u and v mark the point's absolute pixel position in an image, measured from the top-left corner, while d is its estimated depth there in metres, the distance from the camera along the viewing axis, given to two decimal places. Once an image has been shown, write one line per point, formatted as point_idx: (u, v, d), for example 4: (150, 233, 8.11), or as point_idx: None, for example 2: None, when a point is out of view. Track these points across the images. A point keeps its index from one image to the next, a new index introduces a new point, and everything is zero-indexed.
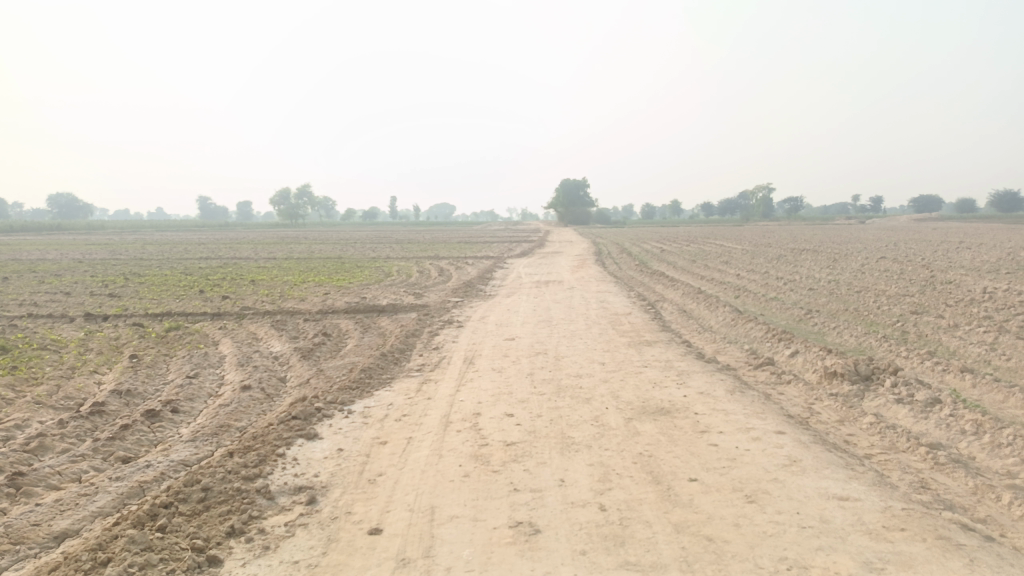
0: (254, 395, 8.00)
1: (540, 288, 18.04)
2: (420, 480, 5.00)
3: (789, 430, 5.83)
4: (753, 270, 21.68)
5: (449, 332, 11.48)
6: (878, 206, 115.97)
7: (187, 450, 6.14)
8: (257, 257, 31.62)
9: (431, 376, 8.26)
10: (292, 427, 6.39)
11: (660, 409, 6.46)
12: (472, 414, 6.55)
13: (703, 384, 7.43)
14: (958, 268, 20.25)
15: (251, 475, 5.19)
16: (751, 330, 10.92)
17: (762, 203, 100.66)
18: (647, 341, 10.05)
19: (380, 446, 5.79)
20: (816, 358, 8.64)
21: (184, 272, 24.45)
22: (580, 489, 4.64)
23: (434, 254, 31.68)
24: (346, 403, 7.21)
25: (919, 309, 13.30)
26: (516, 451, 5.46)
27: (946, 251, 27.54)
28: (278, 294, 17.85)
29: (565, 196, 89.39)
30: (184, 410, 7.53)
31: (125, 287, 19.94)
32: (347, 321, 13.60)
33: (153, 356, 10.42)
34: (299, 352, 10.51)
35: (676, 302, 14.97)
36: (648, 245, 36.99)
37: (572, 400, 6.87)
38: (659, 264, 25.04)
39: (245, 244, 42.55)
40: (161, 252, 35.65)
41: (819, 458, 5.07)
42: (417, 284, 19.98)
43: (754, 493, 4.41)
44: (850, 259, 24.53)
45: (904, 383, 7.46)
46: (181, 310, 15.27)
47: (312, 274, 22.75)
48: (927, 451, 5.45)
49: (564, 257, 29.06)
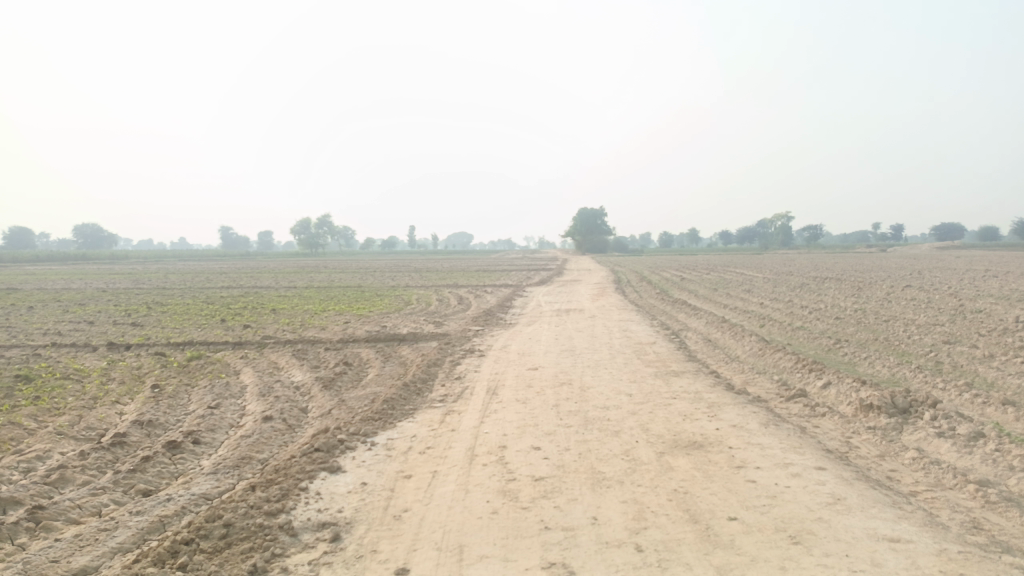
0: (276, 426, 7.89)
1: (561, 317, 17.85)
2: (447, 516, 4.84)
3: (828, 465, 5.61)
4: (776, 299, 21.39)
5: (471, 361, 11.34)
6: (899, 234, 114.83)
7: (208, 483, 6.02)
8: (277, 286, 31.69)
9: (454, 407, 8.10)
10: (314, 459, 6.26)
11: (692, 442, 6.25)
12: (498, 447, 6.38)
13: (736, 416, 7.20)
14: (987, 297, 19.86)
15: (274, 510, 5.05)
16: (780, 360, 10.67)
17: (781, 233, 100.10)
18: (674, 371, 9.84)
19: (405, 480, 5.64)
20: (850, 389, 8.39)
21: (205, 301, 24.58)
22: (614, 529, 4.45)
23: (453, 283, 31.67)
24: (369, 434, 7.07)
25: (951, 339, 12.97)
26: (545, 486, 5.29)
27: (973, 279, 27.03)
28: (299, 323, 17.83)
29: (583, 224, 89.47)
30: (205, 441, 7.42)
31: (148, 316, 20.03)
32: (368, 350, 13.51)
33: (174, 386, 10.36)
34: (320, 382, 10.40)
35: (700, 331, 14.74)
36: (668, 274, 36.74)
37: (600, 433, 6.68)
38: (680, 292, 24.80)
39: (266, 274, 42.87)
40: (184, 281, 35.95)
41: (864, 496, 4.84)
42: (437, 312, 19.88)
43: (799, 534, 4.20)
44: (875, 287, 24.16)
45: (944, 416, 7.18)
46: (203, 339, 15.26)
47: (333, 303, 22.77)
48: (976, 488, 5.20)
49: (584, 286, 28.88)
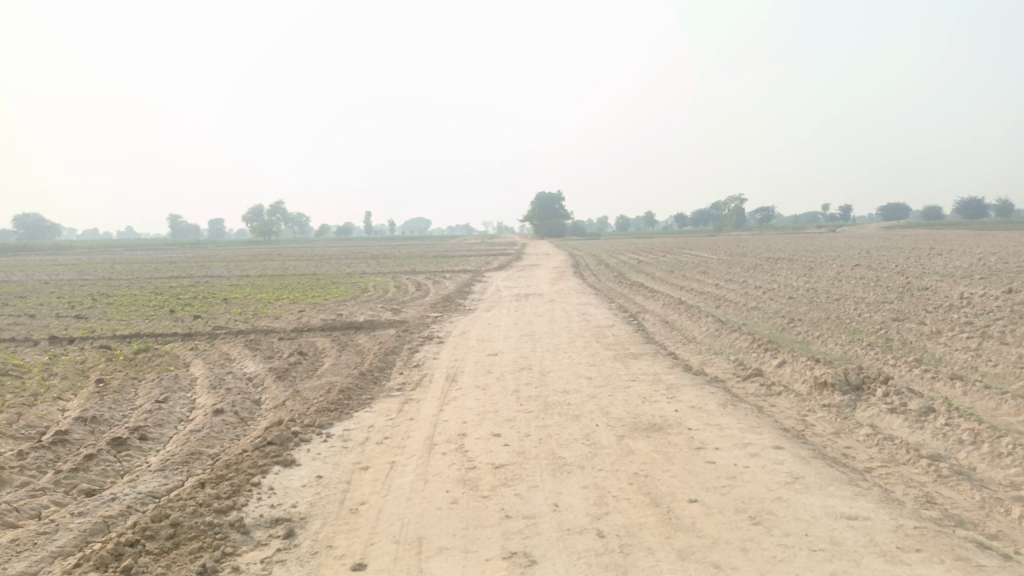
0: (227, 419, 7.65)
1: (520, 302, 17.77)
2: (405, 508, 4.72)
3: (786, 444, 5.65)
4: (731, 280, 21.69)
5: (429, 348, 11.19)
6: (847, 215, 117.66)
7: (156, 481, 5.79)
8: (230, 275, 31.03)
9: (412, 395, 7.96)
10: (267, 453, 6.06)
11: (652, 425, 6.24)
12: (457, 435, 6.28)
13: (694, 398, 7.22)
14: (932, 274, 20.45)
15: (225, 508, 4.87)
16: (736, 340, 10.78)
17: (734, 214, 101.71)
18: (632, 354, 9.86)
19: (362, 472, 5.50)
20: (805, 368, 8.51)
21: (154, 292, 23.84)
22: (576, 515, 4.39)
23: (410, 269, 31.34)
24: (324, 426, 6.89)
25: (900, 316, 13.29)
26: (505, 474, 5.21)
27: (919, 257, 27.83)
28: (251, 312, 17.42)
29: (541, 208, 89.54)
30: (152, 437, 7.15)
31: (92, 308, 19.33)
32: (324, 339, 13.25)
33: (120, 381, 9.98)
34: (273, 372, 10.14)
35: (657, 313, 14.83)
36: (625, 257, 37.04)
37: (560, 418, 6.62)
38: (637, 275, 24.93)
39: (218, 262, 41.85)
40: (131, 272, 34.79)
41: (822, 474, 4.88)
42: (394, 299, 19.64)
43: (759, 515, 4.20)
44: (826, 267, 24.68)
45: (896, 392, 7.33)
46: (151, 331, 14.77)
47: (286, 292, 22.31)
48: (929, 462, 5.30)
49: (543, 270, 28.91)
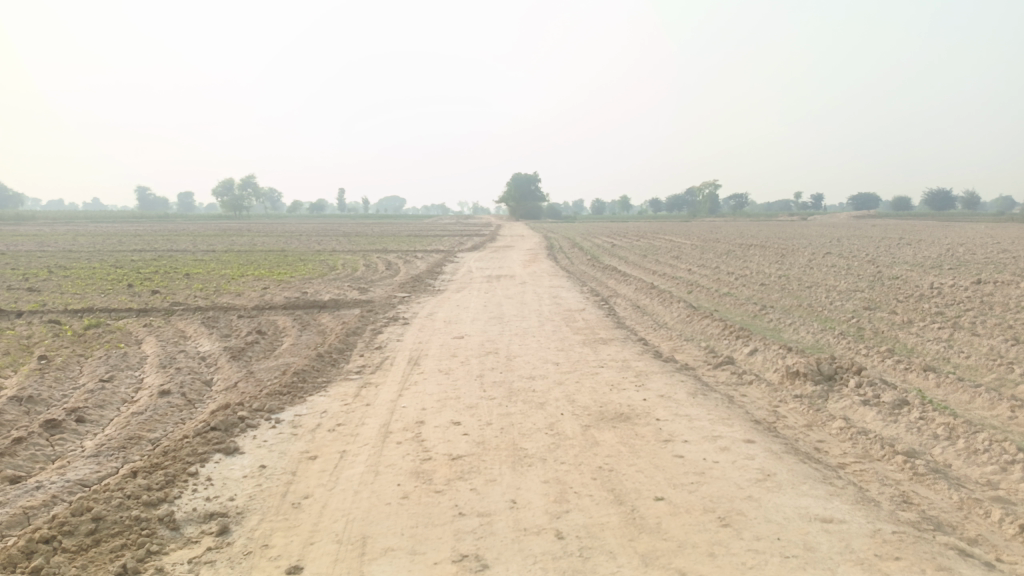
0: (173, 401, 7.23)
1: (491, 283, 17.43)
2: (351, 504, 4.38)
3: (758, 438, 5.39)
4: (704, 266, 21.56)
5: (393, 330, 10.81)
6: (819, 203, 118.74)
7: (87, 468, 5.38)
8: (195, 249, 30.30)
9: (371, 379, 7.59)
10: (208, 441, 5.68)
11: (619, 415, 5.96)
12: (414, 423, 5.94)
13: (663, 386, 6.96)
14: (903, 264, 20.49)
15: (155, 500, 4.49)
16: (707, 327, 10.55)
17: (708, 199, 102.16)
18: (602, 339, 9.58)
19: (309, 462, 5.14)
20: (776, 356, 8.30)
21: (114, 265, 23.10)
22: (534, 513, 4.09)
23: (381, 248, 30.68)
24: (274, 411, 6.52)
25: (871, 305, 13.20)
26: (462, 466, 4.89)
27: (890, 246, 27.98)
28: (213, 288, 16.85)
29: (516, 189, 89.06)
30: (90, 420, 6.70)
31: (47, 281, 18.58)
32: (285, 317, 12.79)
33: (65, 358, 9.46)
34: (228, 352, 9.71)
35: (629, 298, 14.59)
36: (599, 240, 36.77)
37: (524, 405, 6.31)
38: (610, 259, 24.75)
39: (184, 237, 40.73)
40: (93, 244, 33.79)
41: (794, 471, 4.63)
42: (363, 278, 19.16)
43: (728, 515, 3.94)
44: (798, 254, 24.65)
45: (869, 383, 7.13)
46: (104, 306, 14.18)
47: (252, 268, 21.71)
48: (904, 459, 5.09)
49: (516, 252, 28.56)
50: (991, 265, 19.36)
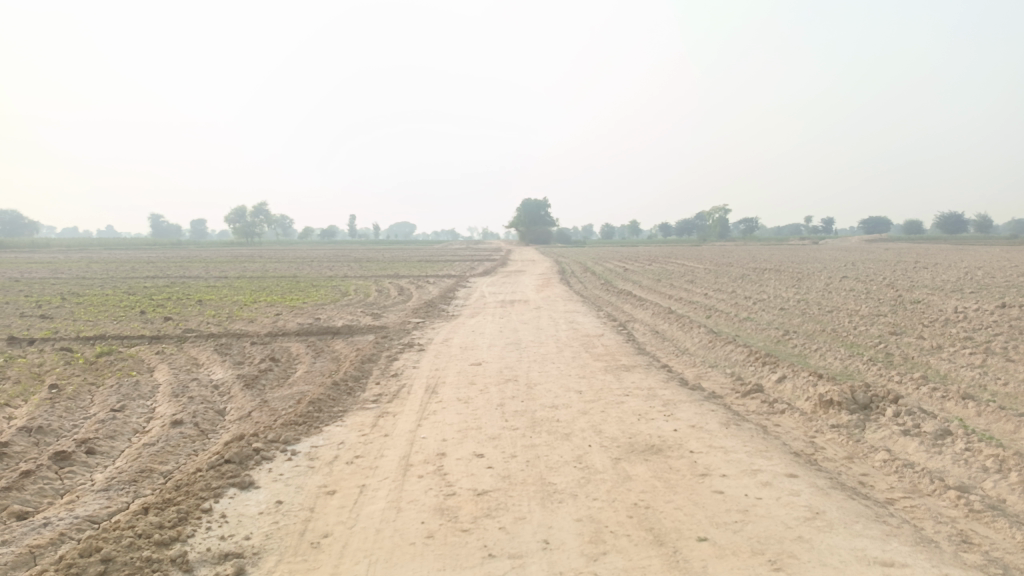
0: (186, 431, 7.02)
1: (505, 308, 17.23)
2: (374, 543, 4.14)
3: (800, 472, 5.11)
4: (720, 290, 21.27)
5: (409, 357, 10.58)
6: (830, 227, 118.10)
7: (97, 504, 5.15)
8: (208, 276, 30.31)
9: (389, 408, 7.37)
10: (222, 474, 5.45)
11: (650, 446, 5.69)
12: (436, 455, 5.70)
13: (693, 416, 6.69)
14: (923, 288, 20.12)
15: (167, 540, 4.26)
16: (731, 353, 10.27)
17: (719, 224, 101.92)
18: (624, 365, 9.32)
19: (328, 497, 4.90)
20: (807, 384, 8.01)
21: (127, 292, 23.06)
22: (569, 556, 3.83)
23: (393, 274, 30.61)
24: (290, 442, 6.29)
25: (897, 330, 12.87)
26: (489, 502, 4.64)
27: (907, 270, 27.54)
28: (226, 315, 16.73)
29: (526, 214, 89.20)
30: (100, 451, 6.50)
31: (60, 308, 18.52)
32: (299, 344, 12.61)
33: (76, 386, 9.29)
34: (242, 380, 9.52)
35: (647, 323, 14.33)
36: (612, 264, 36.54)
37: (549, 436, 6.06)
38: (624, 283, 24.51)
39: (197, 264, 40.84)
40: (108, 271, 34.01)
41: (844, 509, 4.35)
42: (375, 304, 18.99)
43: (778, 558, 3.68)
44: (815, 278, 24.31)
45: (907, 412, 6.83)
46: (116, 333, 14.05)
47: (264, 294, 21.60)
48: (957, 494, 4.80)
49: (529, 276, 28.37)
50: (1013, 289, 18.99)
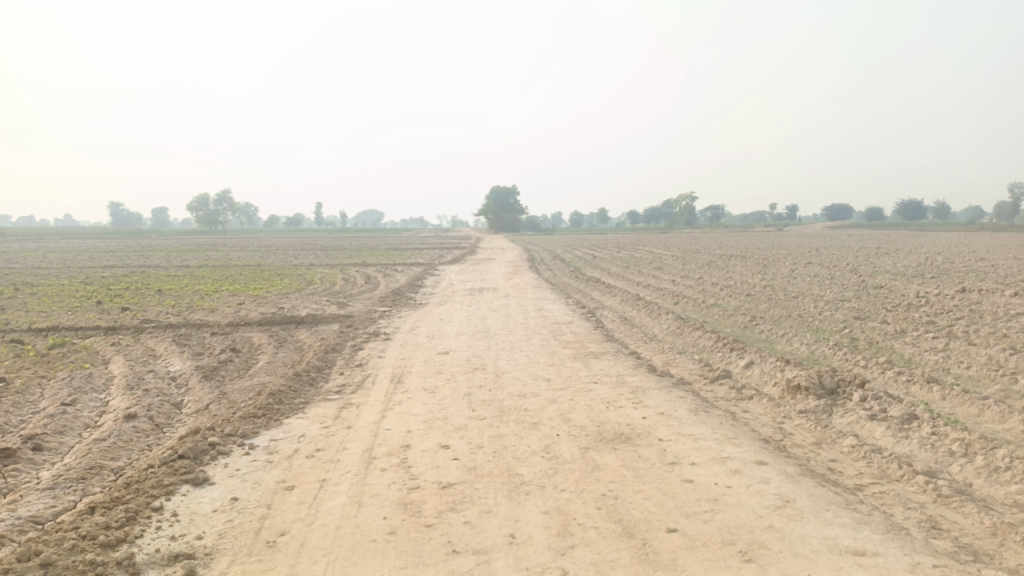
0: (140, 425, 6.74)
1: (474, 296, 17.05)
2: (333, 541, 3.97)
3: (770, 460, 5.05)
4: (688, 276, 21.33)
5: (374, 346, 10.35)
6: (794, 214, 119.62)
7: (41, 503, 4.88)
8: (169, 264, 29.65)
9: (352, 399, 7.17)
10: (176, 470, 5.22)
11: (619, 435, 5.60)
12: (400, 447, 5.54)
13: (662, 403, 6.61)
14: (886, 273, 20.39)
15: (114, 541, 4.04)
16: (699, 339, 10.23)
17: (686, 212, 102.56)
18: (593, 353, 9.23)
19: (286, 493, 4.71)
20: (774, 369, 7.99)
21: (84, 282, 22.37)
22: (537, 550, 3.70)
23: (360, 262, 30.26)
24: (248, 436, 6.06)
25: (862, 315, 12.97)
26: (454, 496, 4.50)
27: (870, 256, 27.93)
28: (186, 305, 16.28)
29: (495, 202, 88.80)
30: (48, 447, 6.20)
31: (12, 298, 17.87)
32: (261, 334, 12.29)
33: (26, 379, 8.91)
34: (201, 371, 9.22)
35: (616, 310, 14.28)
36: (581, 252, 36.43)
37: (516, 426, 5.92)
38: (593, 270, 24.46)
39: (158, 252, 39.87)
40: (64, 260, 33.03)
41: (815, 497, 4.30)
42: (341, 293, 18.64)
43: (750, 548, 3.60)
44: (780, 264, 24.49)
45: (874, 396, 6.84)
46: (71, 324, 13.57)
47: (226, 283, 21.10)
48: (925, 479, 4.78)
49: (498, 264, 28.19)
50: (973, 273, 19.33)
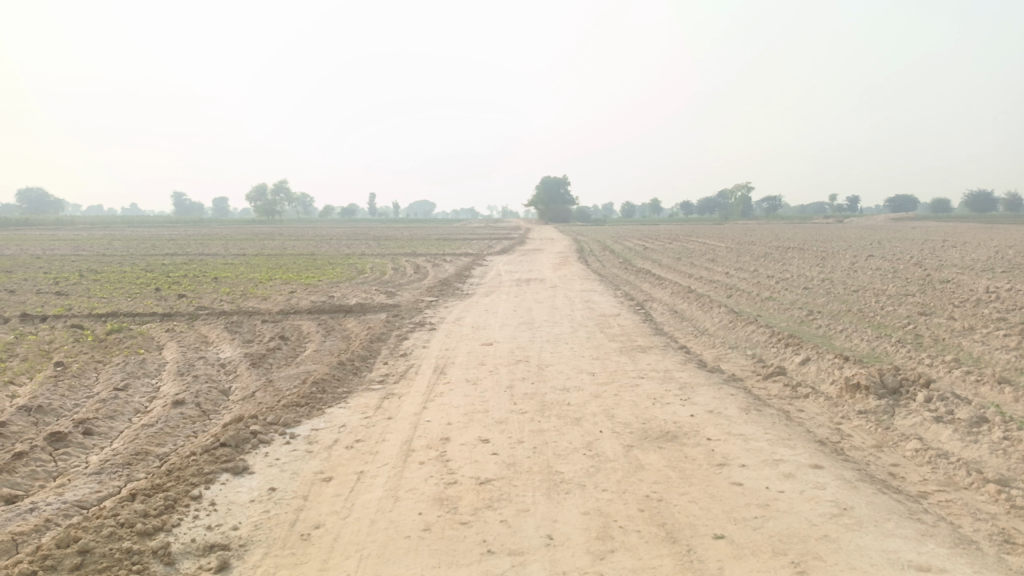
0: (187, 411, 6.82)
1: (521, 287, 16.90)
2: (367, 536, 3.88)
3: (826, 463, 4.77)
4: (742, 268, 20.77)
5: (419, 336, 10.30)
6: (855, 205, 115.85)
7: (86, 488, 4.95)
8: (227, 253, 30.31)
9: (394, 390, 7.11)
10: (217, 458, 5.23)
11: (665, 433, 5.38)
12: (439, 440, 5.44)
13: (711, 401, 6.35)
14: (953, 267, 19.45)
15: (151, 529, 4.04)
16: (752, 334, 9.87)
17: (741, 204, 100.27)
18: (640, 346, 8.98)
19: (323, 484, 4.66)
20: (832, 367, 7.62)
21: (145, 269, 23.03)
22: (574, 554, 3.54)
23: (411, 252, 30.42)
24: (290, 425, 6.06)
25: (927, 310, 12.36)
26: (491, 492, 4.37)
27: (935, 248, 26.74)
28: (239, 292, 16.56)
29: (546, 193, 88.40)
30: (98, 432, 6.31)
31: (77, 285, 18.48)
32: (309, 322, 12.39)
33: (82, 364, 9.15)
34: (249, 358, 9.32)
35: (666, 302, 13.94)
36: (632, 242, 35.87)
37: (558, 421, 5.76)
38: (643, 262, 24.04)
39: (217, 241, 40.83)
40: (128, 248, 34.15)
41: (875, 505, 4.02)
42: (390, 282, 18.71)
43: (802, 560, 3.37)
44: (840, 257, 23.63)
45: (940, 397, 6.44)
46: (129, 310, 13.93)
47: (280, 272, 21.43)
48: (996, 488, 4.44)
49: (547, 255, 27.98)
50: None
